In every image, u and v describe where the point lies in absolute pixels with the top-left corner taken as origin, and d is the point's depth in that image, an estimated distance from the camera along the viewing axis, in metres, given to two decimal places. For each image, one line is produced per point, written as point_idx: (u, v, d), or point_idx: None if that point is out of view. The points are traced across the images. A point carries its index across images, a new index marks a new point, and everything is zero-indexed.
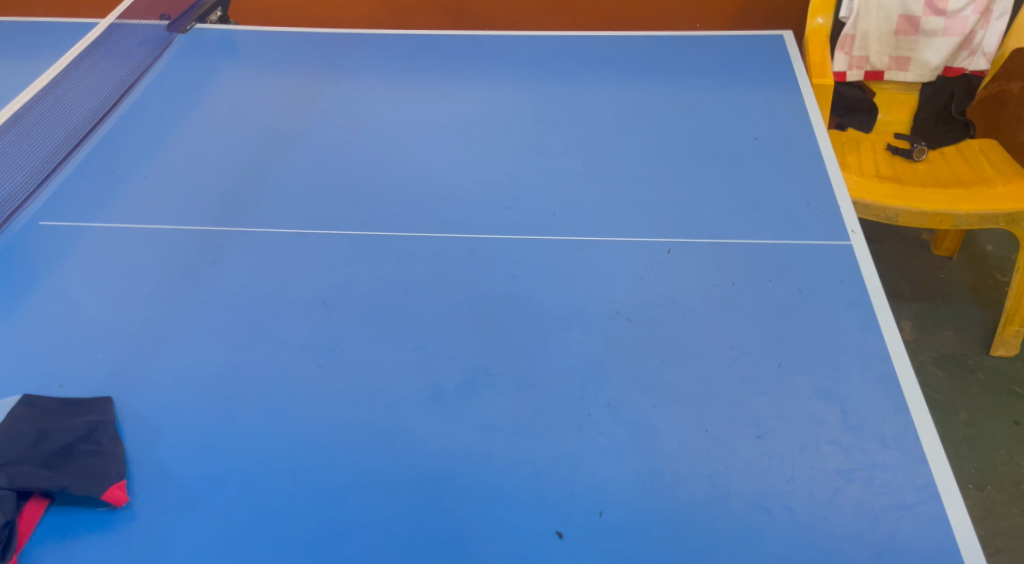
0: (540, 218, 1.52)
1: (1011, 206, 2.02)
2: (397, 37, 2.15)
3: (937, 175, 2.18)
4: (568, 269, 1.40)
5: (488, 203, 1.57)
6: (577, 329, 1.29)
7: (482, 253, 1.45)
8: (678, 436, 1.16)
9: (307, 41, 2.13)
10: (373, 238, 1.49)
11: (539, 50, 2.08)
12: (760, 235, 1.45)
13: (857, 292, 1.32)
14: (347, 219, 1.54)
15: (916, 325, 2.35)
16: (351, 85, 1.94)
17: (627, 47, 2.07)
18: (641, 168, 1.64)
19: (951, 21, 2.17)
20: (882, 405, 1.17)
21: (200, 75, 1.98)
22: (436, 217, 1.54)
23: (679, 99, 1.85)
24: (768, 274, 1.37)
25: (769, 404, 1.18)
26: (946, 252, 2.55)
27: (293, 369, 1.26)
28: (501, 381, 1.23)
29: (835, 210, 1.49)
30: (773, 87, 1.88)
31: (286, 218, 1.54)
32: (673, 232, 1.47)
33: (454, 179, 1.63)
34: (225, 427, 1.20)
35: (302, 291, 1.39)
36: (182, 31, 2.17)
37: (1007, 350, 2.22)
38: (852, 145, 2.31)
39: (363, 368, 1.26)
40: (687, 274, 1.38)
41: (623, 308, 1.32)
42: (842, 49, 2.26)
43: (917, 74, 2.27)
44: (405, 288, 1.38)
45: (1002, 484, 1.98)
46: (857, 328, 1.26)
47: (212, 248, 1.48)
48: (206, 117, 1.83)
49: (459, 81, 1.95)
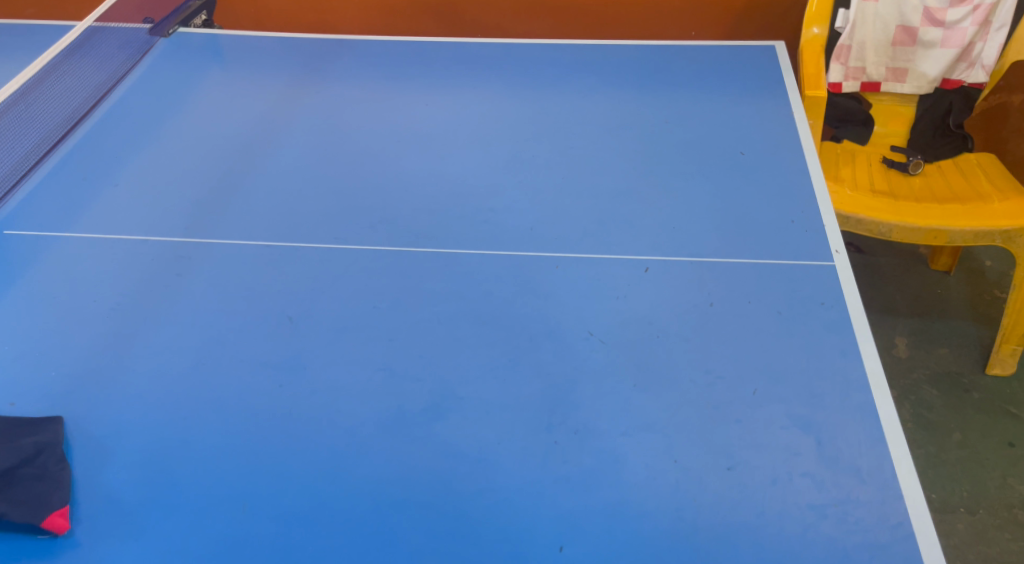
0: (517, 232, 1.49)
1: (1007, 223, 2.06)
2: (384, 43, 2.11)
3: (932, 189, 2.23)
4: (543, 287, 1.36)
5: (465, 215, 1.53)
6: (548, 350, 1.25)
7: (455, 268, 1.41)
8: (646, 465, 1.11)
9: (292, 46, 2.10)
10: (344, 252, 1.45)
11: (525, 58, 2.04)
12: (741, 254, 1.41)
13: (839, 315, 1.28)
14: (320, 231, 1.50)
15: (911, 342, 2.40)
16: (334, 92, 1.91)
17: (616, 56, 2.03)
18: (623, 182, 1.60)
19: (949, 32, 2.24)
20: (859, 435, 1.12)
21: (183, 80, 1.95)
22: (411, 231, 1.50)
23: (665, 110, 1.81)
24: (747, 294, 1.32)
25: (742, 433, 1.13)
26: (942, 268, 2.60)
27: (252, 390, 1.22)
28: (466, 404, 1.19)
29: (820, 228, 1.45)
30: (762, 98, 1.84)
31: (258, 230, 1.51)
32: (652, 249, 1.43)
33: (431, 191, 1.60)
34: (179, 446, 1.16)
35: (269, 306, 1.35)
36: (164, 34, 2.13)
37: (1003, 369, 2.26)
38: (848, 158, 2.36)
39: (325, 389, 1.22)
40: (664, 292, 1.34)
41: (596, 328, 1.28)
42: (838, 59, 2.32)
43: (915, 86, 2.34)
44: (374, 304, 1.34)
45: (995, 509, 2.00)
46: (836, 352, 1.22)
47: (179, 260, 1.44)
48: (182, 125, 1.79)
49: (443, 89, 1.92)
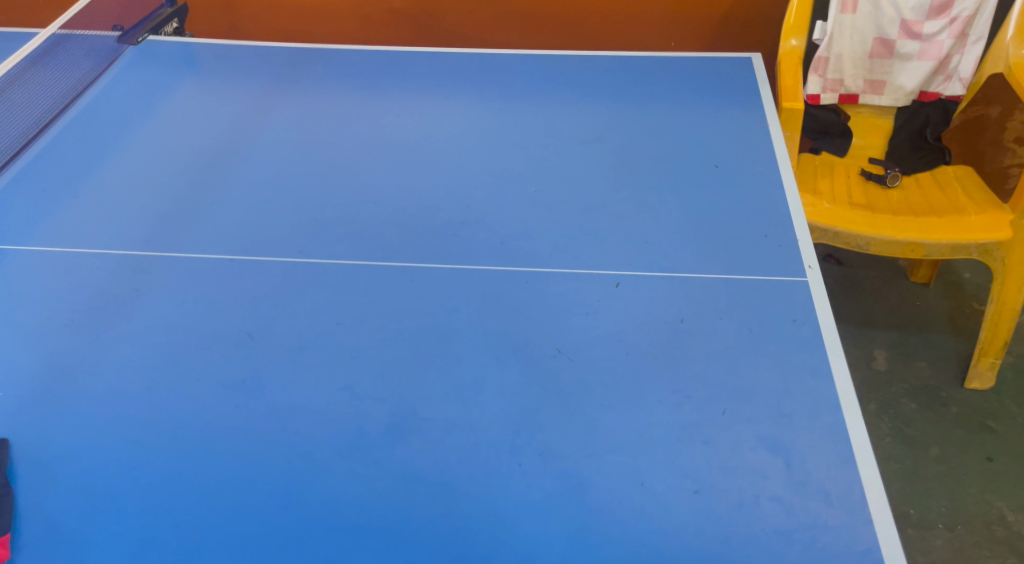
0: (487, 247, 1.46)
1: (983, 236, 2.06)
2: (358, 53, 2.08)
3: (910, 202, 2.22)
4: (511, 302, 1.33)
5: (435, 229, 1.50)
6: (514, 368, 1.22)
7: (421, 283, 1.38)
8: (611, 489, 1.08)
9: (264, 55, 2.06)
10: (308, 266, 1.42)
11: (500, 68, 2.02)
12: (713, 269, 1.39)
13: (810, 332, 1.25)
14: (284, 245, 1.47)
15: (890, 355, 2.39)
16: (305, 102, 1.88)
17: (591, 68, 2.01)
18: (595, 195, 1.58)
19: (926, 45, 2.23)
20: (829, 457, 1.09)
21: (151, 89, 1.91)
22: (378, 245, 1.47)
23: (639, 122, 1.79)
24: (718, 311, 1.30)
25: (709, 455, 1.10)
26: (921, 279, 2.60)
27: (208, 410, 1.19)
28: (428, 425, 1.15)
29: (793, 243, 1.43)
30: (737, 111, 1.82)
31: (221, 244, 1.47)
32: (623, 264, 1.41)
33: (400, 204, 1.57)
34: (131, 471, 1.13)
35: (228, 322, 1.31)
36: (133, 42, 2.09)
37: (981, 383, 2.26)
38: (826, 170, 2.36)
39: (283, 410, 1.18)
40: (633, 308, 1.31)
41: (565, 346, 1.25)
42: (816, 71, 2.32)
43: (892, 99, 2.34)
44: (337, 321, 1.31)
45: (973, 525, 1.98)
46: (807, 370, 1.19)
47: (138, 274, 1.40)
48: (147, 135, 1.76)
49: (416, 99, 1.89)
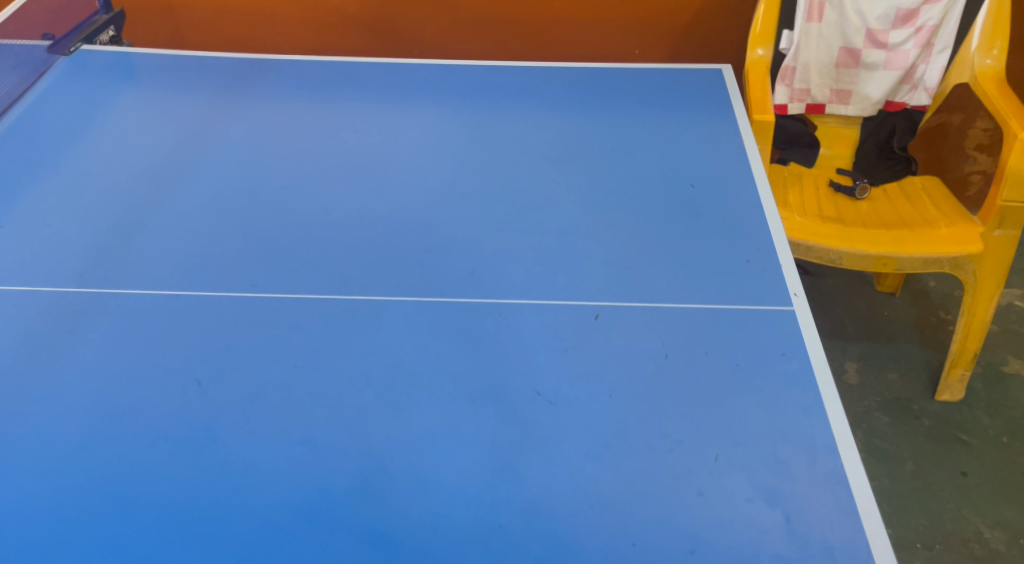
0: (455, 276, 1.37)
1: (956, 250, 2.02)
2: (311, 63, 1.98)
3: (880, 214, 2.19)
4: (483, 338, 1.25)
5: (400, 257, 1.41)
6: (489, 414, 1.13)
7: (387, 319, 1.28)
8: (600, 549, 1.00)
9: (210, 66, 1.95)
10: (263, 301, 1.31)
11: (463, 80, 1.93)
12: (695, 298, 1.32)
13: (800, 367, 1.19)
14: (236, 278, 1.36)
15: (861, 367, 2.36)
16: (256, 116, 1.77)
17: (557, 80, 1.93)
18: (568, 217, 1.50)
19: (892, 54, 2.20)
20: (830, 508, 1.03)
21: (86, 104, 1.79)
22: (338, 275, 1.37)
23: (610, 138, 1.72)
24: (704, 345, 1.23)
25: (703, 508, 1.03)
26: (888, 289, 2.59)
27: (154, 471, 1.08)
28: (399, 482, 1.07)
29: (777, 268, 1.37)
30: (711, 126, 1.76)
31: (165, 277, 1.36)
32: (601, 293, 1.33)
33: (361, 229, 1.47)
34: (68, 544, 1.03)
35: (174, 367, 1.20)
36: (65, 52, 1.96)
37: (952, 395, 2.24)
38: (795, 182, 2.31)
39: (239, 469, 1.08)
40: (614, 343, 1.24)
41: (544, 387, 1.17)
42: (783, 81, 2.27)
43: (858, 109, 2.30)
44: (295, 363, 1.21)
45: (951, 543, 1.95)
46: (801, 410, 1.13)
47: (73, 314, 1.29)
48: (83, 155, 1.64)
49: (374, 114, 1.79)
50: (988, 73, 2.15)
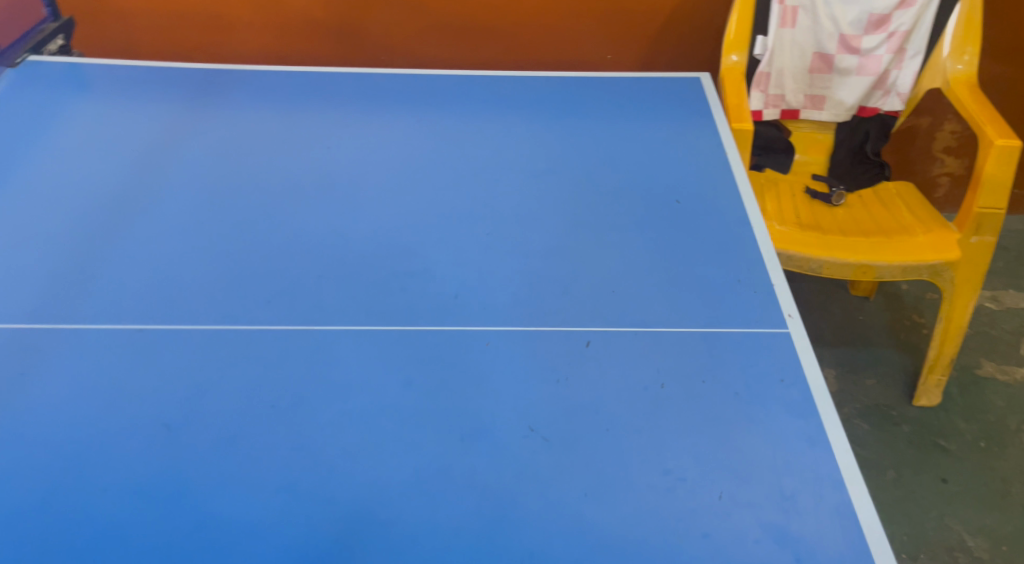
0: (438, 302, 1.31)
1: (934, 257, 2.01)
2: (275, 74, 1.90)
3: (857, 221, 2.17)
4: (471, 370, 1.19)
5: (379, 283, 1.35)
6: (482, 454, 1.08)
7: (369, 351, 1.22)
8: None
9: (167, 77, 1.86)
10: (235, 334, 1.24)
11: (435, 91, 1.87)
12: (688, 322, 1.28)
13: (800, 394, 1.16)
14: (205, 309, 1.29)
15: (839, 374, 2.35)
16: (219, 132, 1.69)
17: (532, 90, 1.88)
18: (552, 237, 1.45)
19: (865, 60, 2.19)
20: (839, 546, 1.00)
21: (36, 120, 1.69)
22: (315, 304, 1.30)
23: (590, 151, 1.68)
24: (700, 372, 1.19)
25: (710, 550, 1.00)
26: (862, 293, 2.59)
27: (124, 527, 1.02)
28: (390, 531, 1.01)
29: (769, 288, 1.34)
30: (693, 137, 1.72)
31: (128, 309, 1.28)
32: (591, 318, 1.28)
33: (337, 253, 1.41)
34: None
35: (141, 411, 1.13)
36: (11, 63, 1.86)
37: (929, 400, 2.23)
38: (772, 188, 2.29)
39: (216, 522, 1.02)
40: (607, 372, 1.19)
41: (538, 423, 1.12)
42: (758, 87, 2.25)
43: (832, 114, 2.29)
44: (272, 403, 1.14)
45: (936, 552, 1.92)
46: (804, 442, 1.09)
47: (28, 353, 1.21)
48: (34, 176, 1.55)
49: (345, 128, 1.72)
50: (961, 78, 2.13)
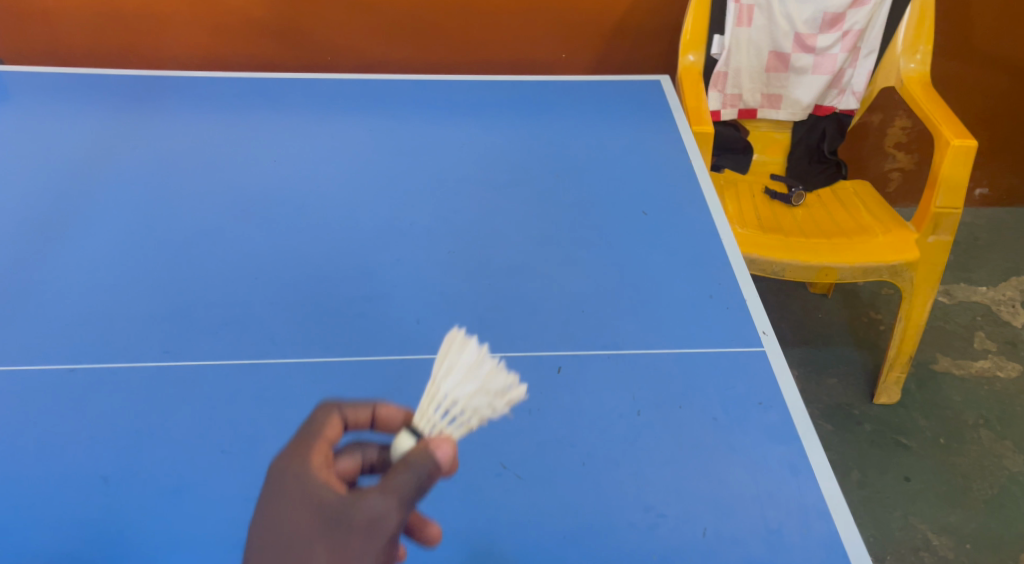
0: (400, 328, 1.25)
1: (894, 258, 1.99)
2: (215, 81, 1.80)
3: (817, 222, 2.16)
4: None
5: (337, 308, 1.28)
6: (452, 497, 1.04)
7: (328, 385, 1.15)
8: None
9: (98, 85, 1.76)
10: (180, 371, 1.17)
11: (387, 98, 1.79)
12: (661, 342, 1.23)
13: (780, 418, 1.12)
14: (146, 343, 1.20)
15: (802, 374, 2.34)
16: (155, 145, 1.59)
17: (488, 96, 1.82)
18: (516, 254, 1.40)
19: (820, 59, 2.16)
20: None
21: None
22: (267, 335, 1.23)
23: (550, 161, 1.62)
24: (676, 398, 1.15)
25: None
26: (821, 290, 2.59)
27: None
28: None
29: (743, 303, 1.30)
30: (656, 145, 1.68)
31: (58, 345, 1.20)
32: (560, 341, 1.23)
33: (289, 276, 1.33)
34: None
35: (76, 460, 1.07)
36: None
37: (889, 398, 2.23)
38: (731, 189, 2.27)
39: None
40: (581, 399, 1.14)
41: (510, 459, 1.07)
42: (715, 86, 2.22)
43: (789, 113, 2.26)
44: (222, 447, 1.08)
45: (902, 554, 1.92)
46: (787, 469, 1.06)
47: None
48: None
49: (293, 139, 1.63)
50: (914, 77, 2.13)
